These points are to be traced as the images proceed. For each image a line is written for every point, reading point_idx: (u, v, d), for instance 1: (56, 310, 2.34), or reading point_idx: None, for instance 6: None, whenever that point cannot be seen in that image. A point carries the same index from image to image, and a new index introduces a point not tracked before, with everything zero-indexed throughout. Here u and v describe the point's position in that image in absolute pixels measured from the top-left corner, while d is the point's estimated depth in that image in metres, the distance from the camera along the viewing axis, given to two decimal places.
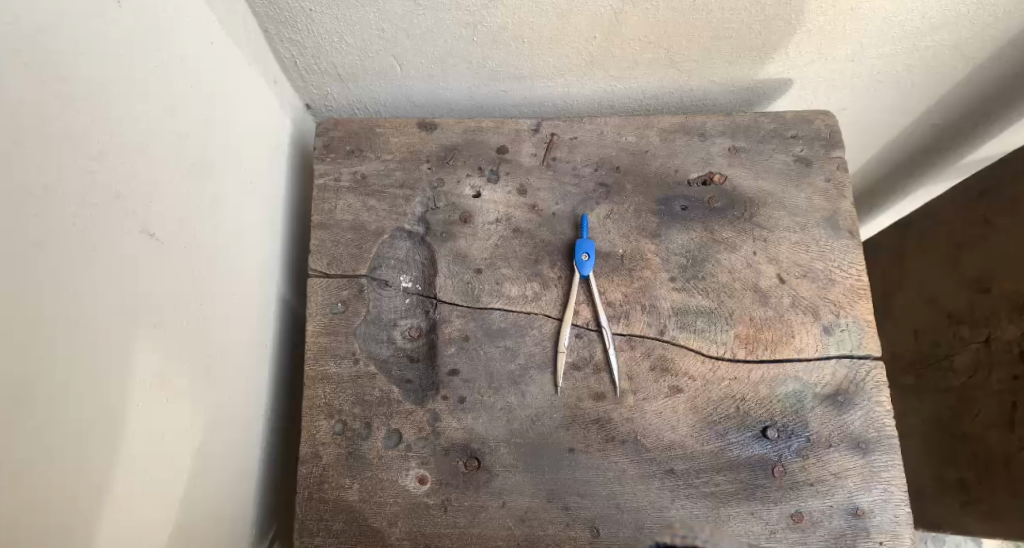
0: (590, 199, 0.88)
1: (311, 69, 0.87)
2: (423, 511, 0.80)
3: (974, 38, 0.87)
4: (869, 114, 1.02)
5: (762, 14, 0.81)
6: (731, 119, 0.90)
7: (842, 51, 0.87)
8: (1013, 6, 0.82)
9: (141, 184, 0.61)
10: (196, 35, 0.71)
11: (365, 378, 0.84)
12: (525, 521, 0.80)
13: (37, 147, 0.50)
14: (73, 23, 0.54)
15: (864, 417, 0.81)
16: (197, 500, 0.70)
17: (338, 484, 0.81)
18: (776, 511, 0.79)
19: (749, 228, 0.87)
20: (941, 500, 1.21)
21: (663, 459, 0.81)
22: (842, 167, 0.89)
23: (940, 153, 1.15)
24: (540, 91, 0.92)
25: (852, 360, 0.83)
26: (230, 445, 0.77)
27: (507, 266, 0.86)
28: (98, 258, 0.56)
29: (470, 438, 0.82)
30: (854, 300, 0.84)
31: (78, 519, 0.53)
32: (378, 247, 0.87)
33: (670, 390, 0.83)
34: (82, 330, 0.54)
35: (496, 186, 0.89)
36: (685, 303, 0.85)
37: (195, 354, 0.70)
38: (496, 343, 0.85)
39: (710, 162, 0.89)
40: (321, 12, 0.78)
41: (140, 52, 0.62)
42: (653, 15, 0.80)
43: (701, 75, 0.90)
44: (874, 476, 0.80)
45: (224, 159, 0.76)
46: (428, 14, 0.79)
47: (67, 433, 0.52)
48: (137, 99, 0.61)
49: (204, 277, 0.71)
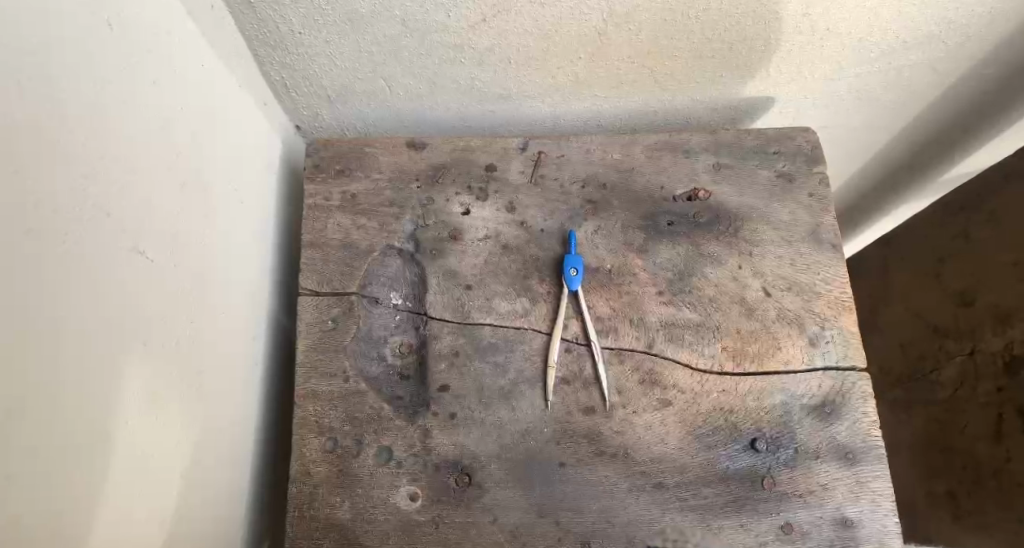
0: (577, 214, 0.90)
1: (301, 92, 0.89)
2: (414, 528, 0.80)
3: (948, 58, 0.90)
4: (851, 132, 1.04)
5: (743, 35, 0.83)
6: (715, 136, 0.92)
7: (821, 70, 0.89)
8: (983, 27, 0.85)
9: (133, 201, 0.62)
10: (189, 59, 0.72)
11: (356, 395, 0.84)
12: (518, 537, 0.79)
13: (31, 166, 0.51)
14: (67, 42, 0.55)
15: (851, 428, 0.82)
16: (185, 520, 0.69)
17: (330, 502, 0.81)
18: (766, 523, 0.80)
19: (735, 243, 0.88)
20: (943, 515, 1.25)
21: (653, 472, 0.81)
22: (824, 182, 0.90)
23: (919, 170, 1.18)
24: (529, 110, 0.94)
25: (838, 371, 0.84)
26: (219, 465, 0.76)
27: (497, 281, 0.87)
28: (91, 273, 0.56)
29: (461, 454, 0.82)
30: (839, 312, 0.86)
31: (73, 533, 0.53)
32: (368, 264, 0.88)
33: (659, 403, 0.84)
34: (76, 345, 0.54)
35: (485, 203, 0.90)
36: (673, 316, 0.86)
37: (184, 373, 0.69)
38: (486, 358, 0.85)
39: (695, 178, 0.91)
40: (311, 35, 0.80)
41: (135, 74, 0.63)
42: (636, 36, 0.82)
43: (685, 94, 0.92)
44: (863, 486, 0.80)
45: (216, 177, 0.77)
46: (417, 36, 0.81)
47: (63, 446, 0.53)
48: (131, 117, 0.62)
49: (197, 294, 0.72)
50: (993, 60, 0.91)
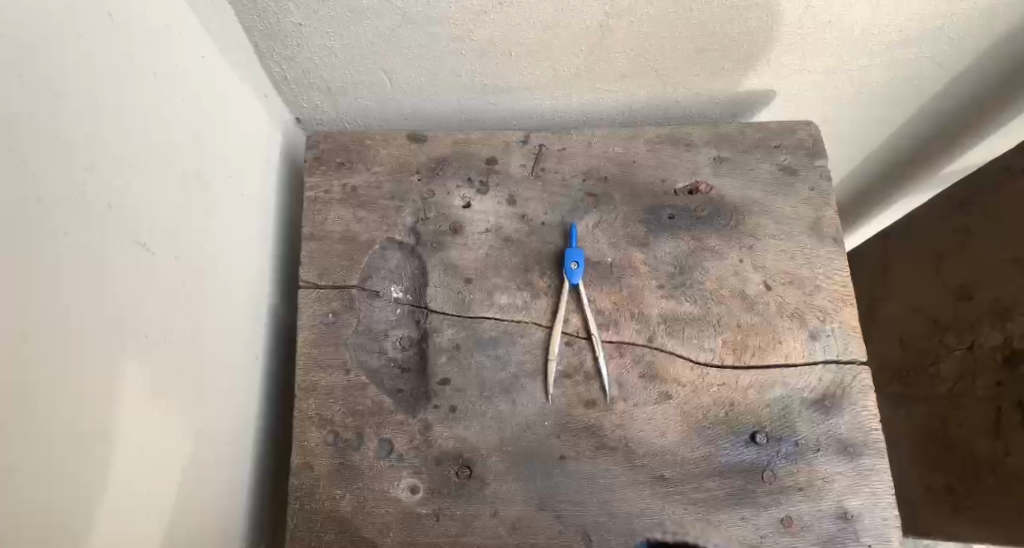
0: (578, 208, 0.90)
1: (299, 83, 0.88)
2: (415, 521, 0.80)
3: (951, 51, 0.89)
4: (851, 125, 1.04)
5: (745, 28, 0.83)
6: (716, 130, 0.92)
7: (821, 63, 0.89)
8: (987, 19, 0.84)
9: (132, 197, 0.62)
10: (188, 54, 0.72)
11: (356, 388, 0.84)
12: (518, 529, 0.80)
13: (31, 163, 0.50)
14: (66, 39, 0.54)
15: (850, 422, 0.83)
16: (184, 517, 0.68)
17: (330, 495, 0.81)
18: (766, 517, 0.80)
19: (735, 237, 0.88)
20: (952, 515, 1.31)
21: (653, 465, 0.81)
22: (825, 176, 0.90)
23: (920, 166, 1.18)
24: (530, 103, 0.94)
25: (838, 365, 0.84)
26: (219, 460, 0.76)
27: (497, 275, 0.87)
28: (90, 270, 0.56)
29: (462, 447, 0.82)
30: (839, 306, 0.86)
31: (74, 529, 0.53)
32: (368, 258, 0.88)
33: (660, 397, 0.84)
34: (75, 343, 0.54)
35: (485, 197, 0.90)
36: (674, 310, 0.86)
37: (184, 369, 0.69)
38: (486, 352, 0.85)
39: (696, 172, 0.91)
40: (311, 27, 0.79)
41: (133, 69, 0.63)
42: (638, 28, 0.82)
43: (686, 88, 0.92)
44: (862, 480, 0.81)
45: (215, 171, 0.76)
46: (417, 29, 0.80)
47: (60, 444, 0.52)
48: (131, 114, 0.62)
49: (196, 290, 0.72)
50: (995, 54, 0.91)
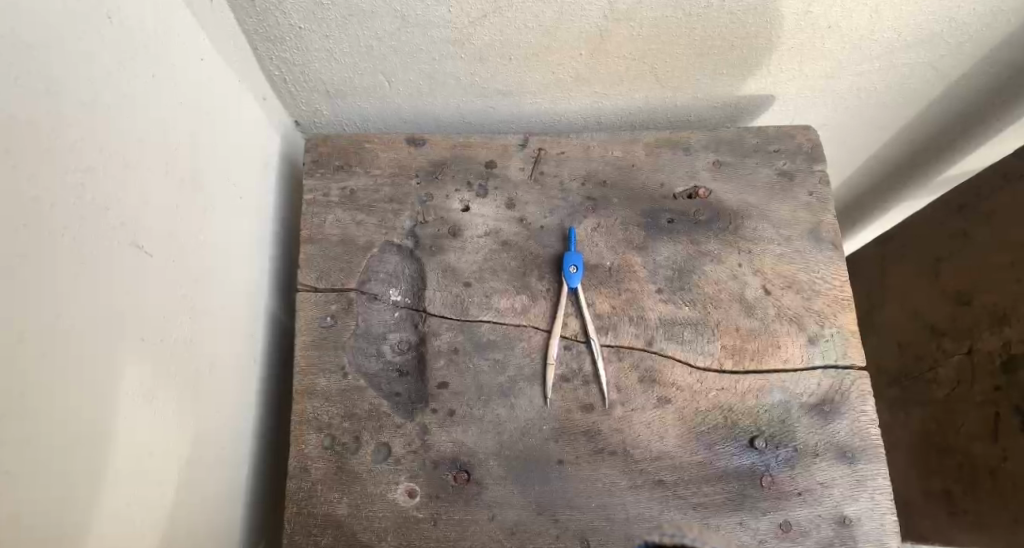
0: (578, 211, 0.89)
1: (299, 86, 0.88)
2: (412, 525, 0.80)
3: (950, 57, 0.90)
4: (849, 131, 1.04)
5: (745, 32, 0.83)
6: (715, 133, 0.92)
7: (820, 68, 0.89)
8: (986, 24, 0.85)
9: (131, 198, 0.61)
10: (186, 56, 0.72)
11: (354, 392, 0.84)
12: (516, 534, 0.79)
13: (28, 164, 0.50)
14: (66, 40, 0.54)
15: (848, 427, 0.82)
16: (183, 519, 0.68)
17: (328, 499, 0.81)
18: (765, 521, 0.80)
19: (734, 240, 0.88)
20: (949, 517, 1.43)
21: (651, 470, 0.81)
22: (823, 181, 0.90)
23: (917, 171, 1.18)
24: (529, 107, 0.94)
25: (838, 370, 0.84)
26: (218, 463, 0.76)
27: (496, 278, 0.87)
28: (87, 272, 0.56)
29: (460, 451, 0.82)
30: (839, 311, 0.86)
31: (74, 531, 0.53)
32: (367, 261, 0.88)
33: (658, 401, 0.83)
34: (74, 343, 0.54)
35: (485, 200, 0.90)
36: (673, 314, 0.86)
37: (184, 371, 0.69)
38: (485, 356, 0.85)
39: (695, 176, 0.91)
40: (310, 29, 0.79)
41: (132, 70, 0.63)
42: (637, 32, 0.82)
43: (685, 91, 0.92)
44: (861, 484, 0.81)
45: (214, 173, 0.76)
46: (417, 31, 0.80)
47: (58, 446, 0.52)
48: (130, 114, 0.62)
49: (195, 292, 0.72)
50: (994, 59, 0.91)
